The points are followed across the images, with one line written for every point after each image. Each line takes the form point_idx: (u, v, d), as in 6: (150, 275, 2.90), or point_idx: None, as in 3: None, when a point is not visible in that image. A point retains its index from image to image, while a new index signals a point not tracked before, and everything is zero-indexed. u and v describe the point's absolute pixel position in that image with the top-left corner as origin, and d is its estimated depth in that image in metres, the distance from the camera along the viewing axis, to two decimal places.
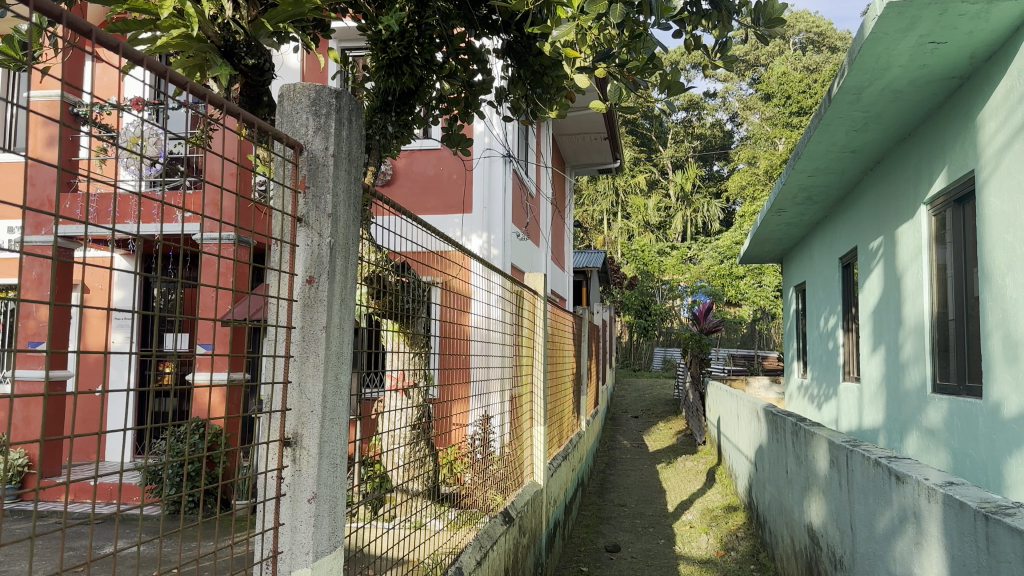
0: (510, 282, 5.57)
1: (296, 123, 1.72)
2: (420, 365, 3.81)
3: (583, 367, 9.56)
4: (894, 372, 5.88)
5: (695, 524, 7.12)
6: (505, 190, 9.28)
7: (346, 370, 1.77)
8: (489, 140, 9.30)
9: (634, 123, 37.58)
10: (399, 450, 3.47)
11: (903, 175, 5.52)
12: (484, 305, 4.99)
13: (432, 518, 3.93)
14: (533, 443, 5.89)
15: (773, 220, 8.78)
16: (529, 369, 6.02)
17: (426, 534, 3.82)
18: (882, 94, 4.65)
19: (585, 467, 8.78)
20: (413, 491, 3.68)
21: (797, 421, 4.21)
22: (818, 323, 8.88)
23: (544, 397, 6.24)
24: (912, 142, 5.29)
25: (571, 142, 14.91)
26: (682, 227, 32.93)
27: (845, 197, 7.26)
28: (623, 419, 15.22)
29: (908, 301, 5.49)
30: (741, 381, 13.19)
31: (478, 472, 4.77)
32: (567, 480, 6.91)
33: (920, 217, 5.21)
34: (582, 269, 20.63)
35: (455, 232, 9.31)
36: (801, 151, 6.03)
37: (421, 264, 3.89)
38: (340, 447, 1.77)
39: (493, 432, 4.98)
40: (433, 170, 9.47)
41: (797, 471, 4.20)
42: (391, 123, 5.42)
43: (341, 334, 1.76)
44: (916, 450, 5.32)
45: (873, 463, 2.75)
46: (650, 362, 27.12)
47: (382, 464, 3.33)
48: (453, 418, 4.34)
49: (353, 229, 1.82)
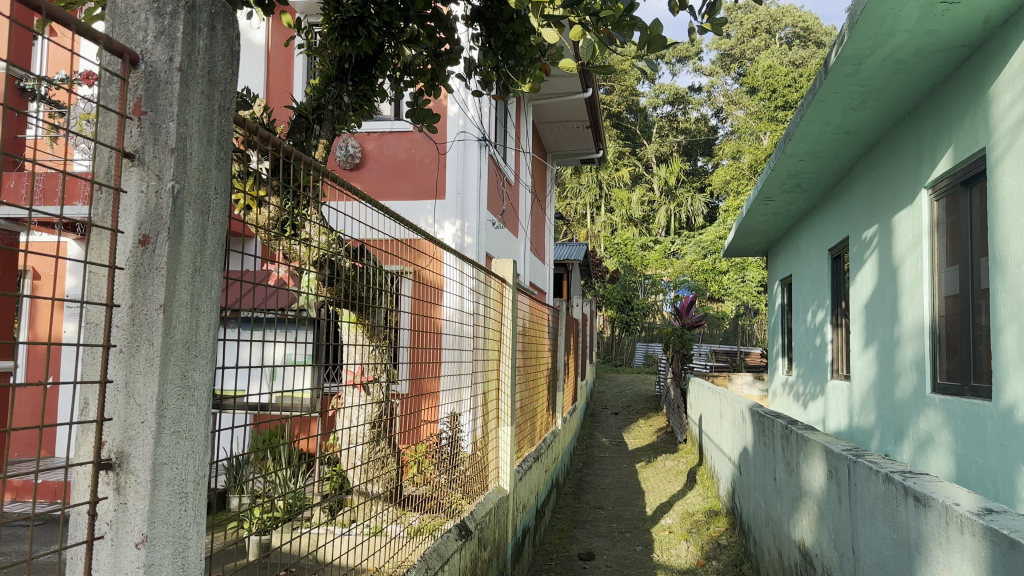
0: (483, 271, 5.11)
1: (131, 26, 1.28)
2: (383, 358, 3.48)
3: (560, 362, 9.11)
4: (888, 371, 5.50)
5: (674, 529, 6.71)
6: (480, 175, 8.81)
7: (201, 367, 1.31)
8: (464, 122, 8.79)
9: (619, 116, 37.14)
10: (358, 449, 3.21)
11: (902, 157, 5.13)
12: (456, 298, 4.59)
13: (389, 523, 3.59)
14: (500, 445, 5.39)
15: (760, 209, 8.38)
16: (500, 364, 5.53)
17: (384, 541, 3.47)
18: (883, 65, 4.25)
19: (561, 467, 8.35)
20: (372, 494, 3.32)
21: (787, 424, 3.79)
22: (805, 318, 8.49)
23: (513, 394, 5.72)
24: (914, 121, 4.89)
25: (553, 130, 14.46)
26: (666, 221, 32.61)
27: (836, 184, 6.87)
28: (603, 415, 14.84)
29: (904, 295, 5.11)
30: (724, 377, 12.83)
31: (443, 474, 4.38)
32: (539, 481, 6.45)
33: (921, 202, 4.80)
34: (563, 262, 20.13)
35: (427, 219, 8.85)
36: (791, 133, 5.63)
37: (379, 249, 3.50)
38: (193, 470, 1.31)
39: (461, 430, 4.62)
40: (405, 154, 8.97)
41: (787, 480, 3.78)
42: (348, 93, 4.99)
43: (194, 316, 1.30)
44: (910, 456, 4.93)
45: (882, 479, 2.33)
46: (631, 357, 26.68)
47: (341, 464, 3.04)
48: (422, 413, 4.07)
49: (216, 172, 1.36)
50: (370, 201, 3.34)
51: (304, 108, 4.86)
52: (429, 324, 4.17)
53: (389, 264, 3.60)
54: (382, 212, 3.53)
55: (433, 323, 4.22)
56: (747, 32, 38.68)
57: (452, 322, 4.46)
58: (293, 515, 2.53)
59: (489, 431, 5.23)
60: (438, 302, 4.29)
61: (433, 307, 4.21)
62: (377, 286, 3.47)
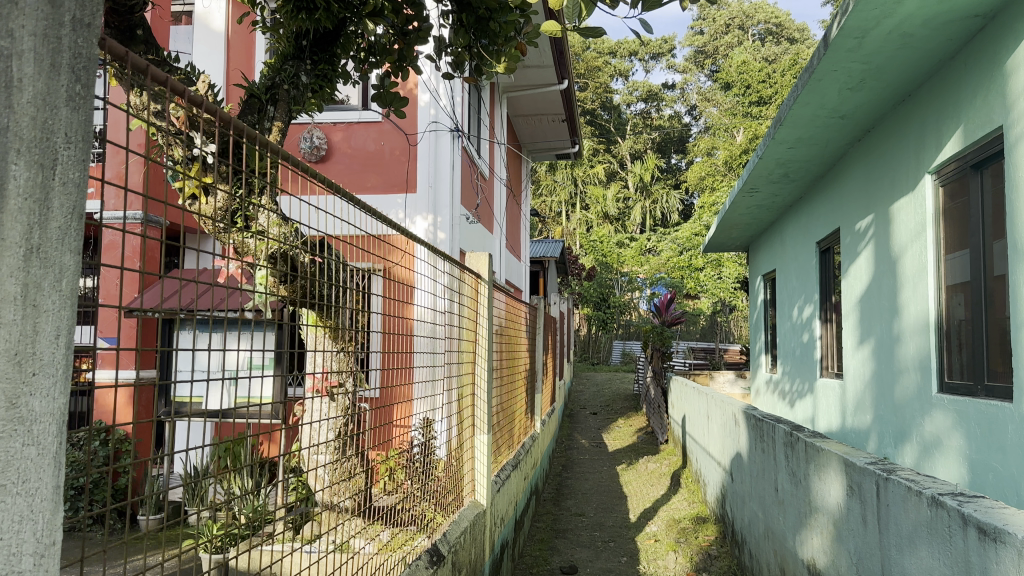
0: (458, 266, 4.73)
1: None
2: (348, 362, 3.32)
3: (538, 362, 8.73)
4: (886, 368, 5.20)
5: (660, 537, 6.37)
6: (453, 167, 8.41)
7: (47, 380, 0.99)
8: (435, 112, 8.37)
9: (593, 114, 36.89)
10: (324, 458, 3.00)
11: (902, 141, 4.83)
12: (430, 296, 4.24)
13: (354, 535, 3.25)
14: (475, 455, 4.95)
15: (744, 201, 8.10)
16: (475, 368, 5.08)
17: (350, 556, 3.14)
18: (888, 38, 3.94)
19: (540, 471, 8.00)
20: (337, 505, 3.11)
21: (791, 431, 3.45)
22: (791, 314, 8.21)
23: (491, 398, 5.28)
24: (917, 101, 4.59)
25: (528, 125, 14.13)
26: (641, 219, 32.48)
27: (826, 174, 6.60)
28: (581, 415, 14.54)
29: (905, 288, 4.81)
30: (704, 375, 12.55)
31: (414, 486, 4.02)
32: (518, 490, 6.09)
33: (924, 188, 4.50)
34: (539, 259, 19.76)
35: (398, 214, 8.41)
36: (782, 119, 5.31)
37: (349, 244, 3.22)
38: (30, 530, 0.98)
39: (435, 437, 4.28)
40: (373, 146, 8.55)
41: (792, 492, 3.43)
42: (305, 72, 4.54)
43: (33, 312, 0.98)
44: (913, 460, 4.66)
45: (926, 502, 2.00)
46: (608, 355, 26.40)
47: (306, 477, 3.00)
48: (394, 421, 3.77)
49: (66, 111, 1.04)
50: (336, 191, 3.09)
51: (255, 87, 4.40)
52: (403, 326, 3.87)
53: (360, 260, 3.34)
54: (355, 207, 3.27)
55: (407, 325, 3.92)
56: (720, 29, 38.80)
57: (427, 323, 4.14)
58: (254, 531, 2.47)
59: (462, 438, 4.79)
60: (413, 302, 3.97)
61: (408, 308, 3.91)
62: (342, 286, 3.23)
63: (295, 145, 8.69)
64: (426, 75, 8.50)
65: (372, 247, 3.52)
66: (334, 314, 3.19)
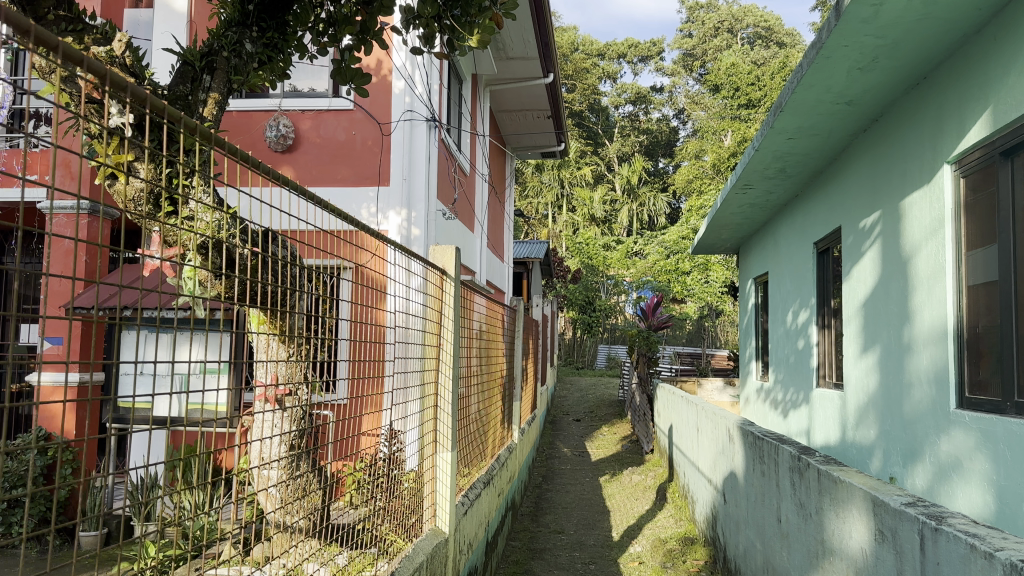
0: (436, 271, 4.40)
1: None
2: (301, 368, 3.09)
3: (517, 368, 8.21)
4: (894, 379, 4.75)
5: (645, 559, 5.87)
6: (429, 160, 7.89)
7: None
8: (411, 100, 7.86)
9: (580, 116, 36.44)
10: (272, 473, 2.80)
11: (918, 130, 4.38)
12: (402, 300, 3.99)
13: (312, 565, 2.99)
14: (438, 477, 4.40)
15: (736, 199, 7.65)
16: (438, 377, 4.46)
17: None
18: (909, 7, 3.49)
19: (517, 483, 7.49)
20: (292, 525, 2.90)
21: (798, 455, 2.97)
22: (785, 319, 7.74)
23: (456, 411, 4.67)
24: (936, 85, 4.14)
25: (512, 121, 13.62)
26: (628, 221, 32.09)
27: (826, 168, 6.16)
28: (564, 423, 14.03)
29: (918, 291, 4.36)
30: (691, 382, 12.08)
31: (363, 507, 3.53)
32: (489, 509, 5.52)
33: (942, 180, 4.06)
34: (523, 261, 19.25)
35: (370, 209, 7.88)
36: (783, 105, 4.85)
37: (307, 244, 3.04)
38: None
39: (400, 452, 3.94)
40: (344, 135, 8.01)
41: (799, 525, 2.95)
42: (251, 41, 3.96)
43: None
44: (926, 483, 4.21)
45: (998, 567, 1.52)
46: (593, 360, 25.74)
47: (254, 496, 2.75)
48: (364, 431, 3.52)
49: None
50: (289, 184, 2.87)
51: (189, 52, 3.82)
52: (371, 332, 3.63)
53: (323, 258, 3.15)
54: (302, 197, 3.04)
55: (377, 329, 3.67)
56: (709, 32, 38.70)
57: (397, 327, 3.88)
58: (202, 554, 2.37)
59: (419, 454, 4.19)
60: (385, 308, 3.76)
61: (378, 312, 3.70)
62: (296, 285, 3.03)
63: (259, 134, 8.09)
64: (401, 60, 7.98)
65: (335, 245, 3.30)
66: (286, 315, 2.98)
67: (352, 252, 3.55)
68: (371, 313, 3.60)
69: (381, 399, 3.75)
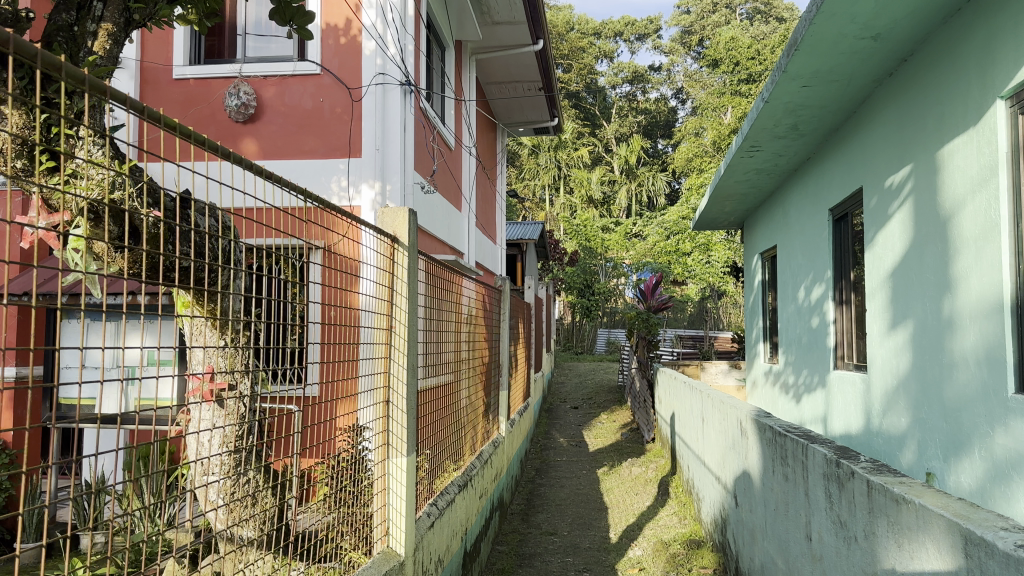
0: (390, 244, 3.54)
1: None
2: (241, 359, 2.45)
3: (506, 355, 7.54)
4: (930, 359, 4.11)
5: (644, 567, 5.21)
6: (404, 129, 7.17)
7: None
8: (382, 62, 7.12)
9: (577, 96, 35.72)
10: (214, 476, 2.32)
11: (963, 63, 3.72)
12: (367, 280, 3.28)
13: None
14: (393, 492, 3.55)
15: (741, 165, 6.97)
16: (390, 369, 3.58)
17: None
18: None
19: (506, 479, 6.85)
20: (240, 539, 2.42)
21: (837, 457, 2.33)
22: (796, 296, 7.07)
23: (415, 414, 3.77)
24: (987, 6, 3.48)
25: (502, 94, 12.88)
26: (626, 203, 31.32)
27: (845, 121, 5.47)
28: (561, 411, 13.38)
29: (962, 254, 3.72)
30: (693, 366, 11.40)
31: (322, 517, 2.93)
32: (468, 514, 4.91)
33: (994, 122, 3.42)
34: (516, 242, 18.53)
35: (341, 182, 7.17)
36: (798, 42, 4.18)
37: (257, 222, 2.49)
38: None
39: (357, 455, 3.28)
40: (311, 103, 7.28)
41: (835, 546, 2.32)
42: None
43: None
44: (975, 482, 3.59)
45: None
46: (593, 344, 24.89)
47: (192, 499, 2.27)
48: (328, 425, 2.97)
49: None
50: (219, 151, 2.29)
51: None
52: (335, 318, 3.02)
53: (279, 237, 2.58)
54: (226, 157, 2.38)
55: (349, 315, 3.09)
56: (706, 8, 38.01)
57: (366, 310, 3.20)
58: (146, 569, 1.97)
59: (370, 457, 3.43)
60: (353, 288, 3.10)
61: (347, 295, 3.05)
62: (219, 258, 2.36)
63: (218, 102, 7.34)
64: (371, 19, 7.20)
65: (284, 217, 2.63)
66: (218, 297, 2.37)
67: (305, 224, 2.88)
68: (334, 296, 2.96)
69: (349, 394, 3.11)
